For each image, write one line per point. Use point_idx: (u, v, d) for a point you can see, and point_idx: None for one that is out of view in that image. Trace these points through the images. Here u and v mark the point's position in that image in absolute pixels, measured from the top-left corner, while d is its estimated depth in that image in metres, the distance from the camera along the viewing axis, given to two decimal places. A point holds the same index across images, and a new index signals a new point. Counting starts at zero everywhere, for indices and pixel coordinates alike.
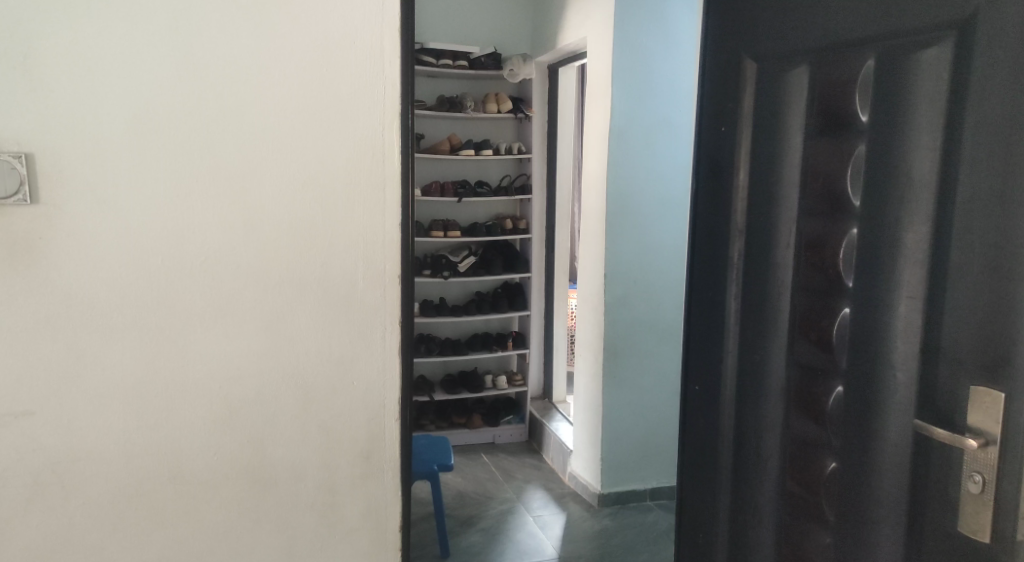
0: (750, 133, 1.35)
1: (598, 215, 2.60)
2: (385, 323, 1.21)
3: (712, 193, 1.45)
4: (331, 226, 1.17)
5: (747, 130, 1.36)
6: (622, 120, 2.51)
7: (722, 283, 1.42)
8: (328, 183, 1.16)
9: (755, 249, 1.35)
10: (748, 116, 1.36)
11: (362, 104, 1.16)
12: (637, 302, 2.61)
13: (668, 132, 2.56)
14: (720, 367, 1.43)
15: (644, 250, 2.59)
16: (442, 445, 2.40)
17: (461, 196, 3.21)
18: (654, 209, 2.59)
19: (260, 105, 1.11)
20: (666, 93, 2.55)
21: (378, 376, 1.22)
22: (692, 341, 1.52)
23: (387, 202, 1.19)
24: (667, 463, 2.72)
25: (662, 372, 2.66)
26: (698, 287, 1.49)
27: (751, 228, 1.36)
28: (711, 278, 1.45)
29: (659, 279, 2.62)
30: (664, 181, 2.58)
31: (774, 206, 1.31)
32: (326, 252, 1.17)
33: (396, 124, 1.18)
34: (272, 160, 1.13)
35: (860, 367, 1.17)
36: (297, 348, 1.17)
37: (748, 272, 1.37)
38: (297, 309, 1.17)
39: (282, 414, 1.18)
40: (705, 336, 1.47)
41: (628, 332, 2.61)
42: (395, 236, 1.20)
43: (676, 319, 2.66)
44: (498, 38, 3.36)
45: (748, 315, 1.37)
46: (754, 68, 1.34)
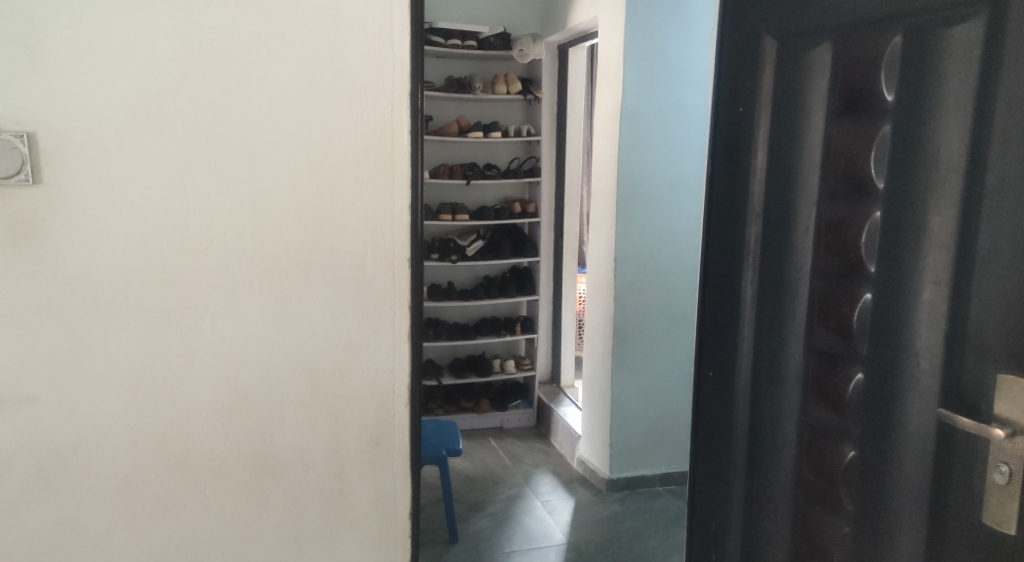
0: (769, 114, 1.32)
1: (608, 199, 2.56)
2: (394, 307, 1.18)
3: (729, 175, 1.41)
4: (340, 208, 1.14)
5: (766, 111, 1.32)
6: (633, 101, 2.46)
7: (738, 268, 1.39)
8: (336, 165, 1.13)
9: (773, 233, 1.31)
10: (767, 95, 1.32)
11: (370, 83, 1.12)
12: (647, 287, 2.58)
13: (680, 114, 2.52)
14: (735, 354, 1.40)
15: (655, 234, 2.56)
16: (450, 430, 2.38)
17: (469, 179, 3.17)
18: (666, 193, 2.55)
19: (267, 85, 1.08)
20: (679, 73, 2.50)
21: (387, 362, 1.19)
22: (706, 327, 1.48)
23: (397, 184, 1.16)
24: (678, 449, 2.69)
25: (672, 357, 2.64)
26: (713, 272, 1.46)
27: (770, 211, 1.32)
28: (727, 262, 1.42)
29: (670, 264, 2.59)
30: (676, 164, 2.54)
31: (793, 188, 1.27)
32: (334, 235, 1.14)
33: (406, 103, 1.14)
34: (279, 140, 1.10)
35: (881, 355, 1.14)
36: (305, 333, 1.15)
37: (765, 257, 1.33)
38: (305, 294, 1.14)
39: (290, 400, 1.16)
40: (720, 322, 1.44)
41: (638, 317, 2.58)
42: (404, 218, 1.17)
43: (687, 304, 2.63)
44: (507, 18, 3.31)
45: (765, 301, 1.33)
46: (774, 46, 1.30)
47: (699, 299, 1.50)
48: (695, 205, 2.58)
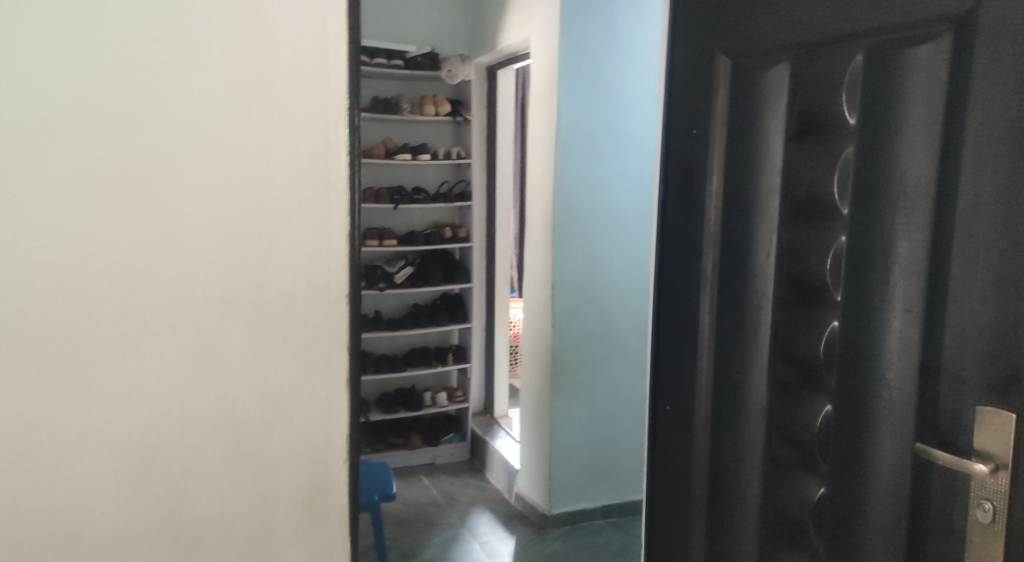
0: (724, 135, 1.27)
1: (544, 224, 2.49)
2: (330, 346, 1.06)
3: (683, 199, 1.36)
4: (267, 237, 1.01)
5: (721, 133, 1.27)
6: (568, 124, 2.41)
7: (694, 296, 1.33)
8: (263, 188, 1.00)
9: (730, 260, 1.26)
10: (721, 116, 1.27)
11: (303, 97, 1.01)
12: (586, 313, 2.51)
13: (615, 138, 2.48)
14: (693, 387, 1.33)
15: (591, 260, 2.50)
16: (382, 473, 2.24)
17: (397, 203, 3.05)
18: (601, 217, 2.50)
19: (183, 99, 0.95)
20: (613, 96, 2.46)
21: (322, 407, 1.06)
22: (662, 358, 1.42)
23: (332, 210, 1.04)
24: (620, 479, 2.63)
25: (610, 385, 2.58)
26: (668, 300, 1.40)
27: (727, 237, 1.26)
28: (683, 290, 1.36)
29: (606, 290, 2.53)
30: (612, 188, 2.50)
31: (752, 212, 1.22)
32: (261, 268, 1.01)
33: (343, 120, 1.03)
34: (197, 160, 0.97)
35: (851, 386, 1.08)
36: (226, 379, 1.01)
37: (723, 285, 1.28)
38: (227, 334, 1.01)
39: (208, 458, 1.01)
40: (677, 354, 1.38)
41: (575, 345, 2.51)
42: (341, 247, 1.05)
43: (625, 331, 2.58)
44: (435, 38, 3.24)
45: (723, 330, 1.27)
46: (729, 67, 1.25)
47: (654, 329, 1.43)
48: (631, 229, 2.54)
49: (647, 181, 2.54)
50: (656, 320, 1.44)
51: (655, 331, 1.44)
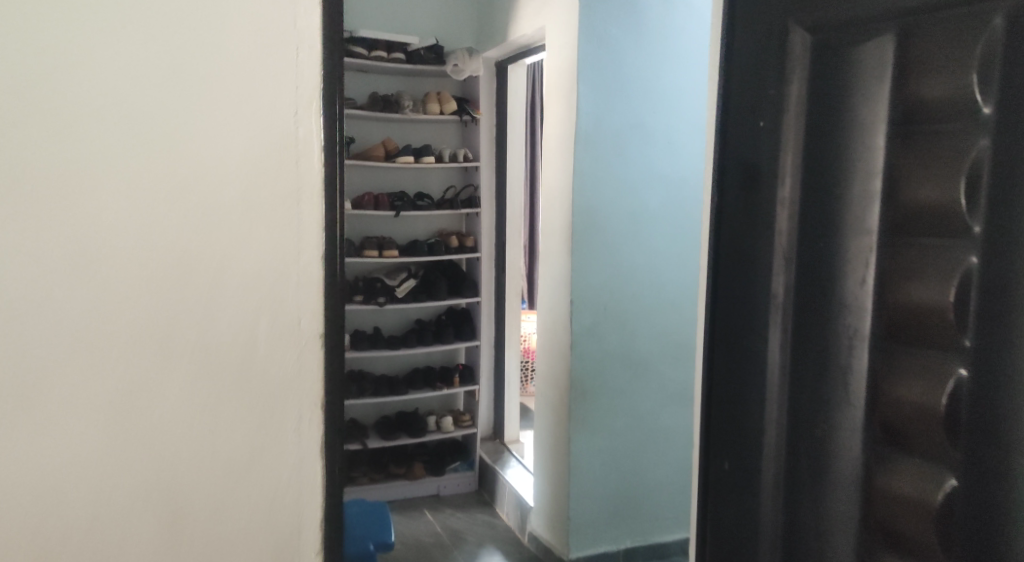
0: (801, 128, 1.01)
1: (561, 234, 2.23)
2: (301, 403, 0.80)
3: (746, 207, 1.10)
4: (214, 262, 0.76)
5: (795, 125, 1.01)
6: (588, 123, 2.15)
7: (760, 327, 1.08)
8: (208, 195, 0.75)
9: (809, 285, 1.00)
10: (796, 105, 1.01)
11: (264, 74, 0.75)
12: (607, 333, 2.26)
13: (640, 138, 2.23)
14: (761, 441, 1.08)
15: (614, 273, 2.25)
16: (377, 514, 2.10)
17: (398, 211, 2.80)
18: (624, 227, 2.24)
19: (102, 76, 0.71)
20: (637, 92, 2.21)
21: (291, 485, 0.81)
22: (718, 403, 1.17)
23: (304, 223, 0.78)
24: (644, 517, 2.38)
25: (635, 413, 2.32)
26: (726, 331, 1.15)
27: (806, 255, 1.01)
28: (745, 319, 1.11)
29: (630, 308, 2.28)
30: (636, 194, 2.25)
31: (839, 225, 0.96)
32: (207, 301, 0.76)
33: (317, 105, 0.78)
34: (118, 159, 0.72)
35: (983, 457, 0.82)
36: (158, 449, 0.76)
37: (799, 316, 1.02)
38: (160, 392, 0.76)
39: (137, 551, 0.77)
40: (740, 398, 1.12)
41: (596, 369, 2.25)
42: (315, 273, 0.79)
43: (651, 353, 2.32)
44: (439, 30, 3.00)
45: (801, 374, 1.02)
46: (806, 39, 0.99)
47: (706, 364, 1.19)
48: (657, 239, 2.29)
49: (675, 188, 2.29)
50: (711, 355, 1.18)
51: (708, 368, 1.18)
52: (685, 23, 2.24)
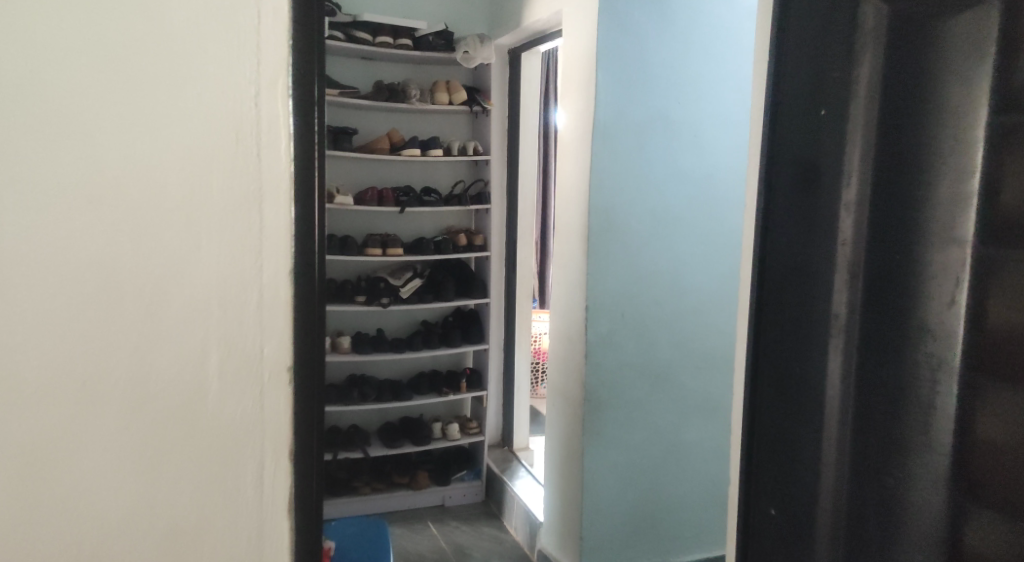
0: (871, 119, 0.85)
1: (577, 234, 2.07)
2: (263, 451, 0.64)
3: (802, 212, 0.94)
4: (154, 276, 0.61)
5: (863, 116, 0.85)
6: (608, 113, 1.99)
7: (818, 353, 0.92)
8: (145, 195, 0.60)
9: (882, 306, 0.85)
10: (864, 92, 0.85)
11: (214, 43, 0.60)
12: (625, 341, 2.09)
13: (664, 131, 2.06)
14: (816, 484, 0.92)
15: (633, 276, 2.08)
16: (373, 535, 1.97)
17: (403, 206, 2.64)
18: (645, 227, 2.08)
19: (15, 50, 0.58)
20: (662, 82, 2.05)
21: (248, 556, 0.65)
22: (765, 439, 1.00)
23: (267, 227, 0.63)
24: (662, 536, 2.22)
25: (653, 426, 2.16)
26: (777, 355, 0.99)
27: (876, 270, 0.85)
28: (801, 342, 0.95)
29: (650, 314, 2.12)
30: (658, 192, 2.08)
31: (919, 234, 0.81)
32: (144, 327, 0.61)
33: (282, 82, 0.62)
34: (36, 153, 0.59)
35: None
36: (85, 505, 0.62)
37: (869, 341, 0.86)
38: (85, 439, 0.61)
39: None
40: (790, 432, 0.97)
41: (613, 379, 2.09)
42: (281, 289, 0.64)
43: (672, 362, 2.16)
44: (449, 16, 2.83)
45: (870, 409, 0.86)
46: (880, 11, 0.83)
47: (750, 392, 1.02)
48: (680, 240, 2.12)
49: (700, 185, 2.13)
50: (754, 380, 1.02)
51: (750, 397, 1.02)
52: (714, 6, 2.06)
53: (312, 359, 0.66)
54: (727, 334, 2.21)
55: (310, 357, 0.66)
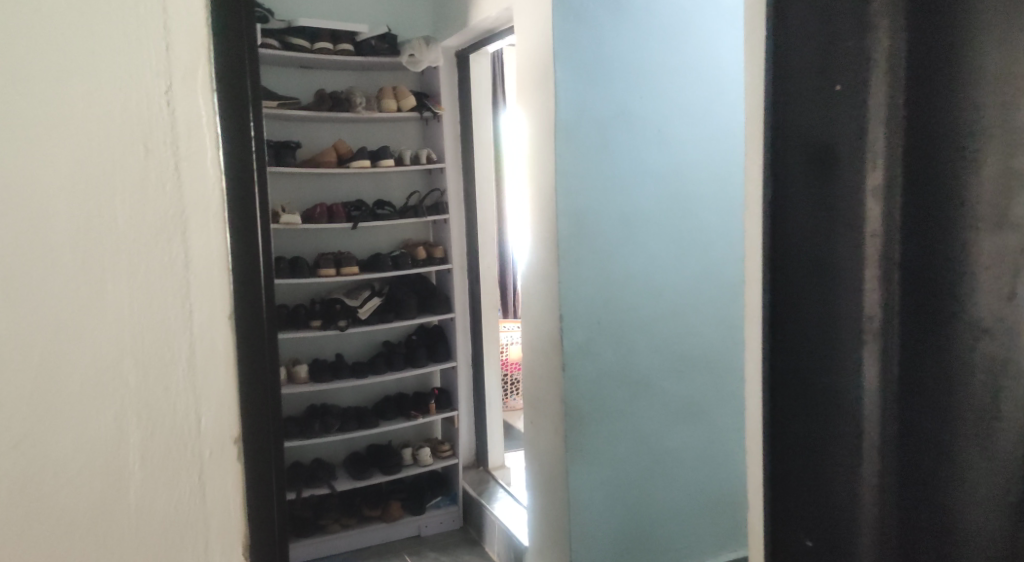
0: (899, 60, 0.62)
1: (545, 239, 1.94)
2: (208, 545, 0.50)
3: (818, 203, 0.70)
4: (47, 330, 0.47)
5: (885, 58, 0.63)
6: (569, 111, 1.86)
7: (850, 380, 0.68)
8: (30, 225, 0.46)
9: (936, 312, 0.61)
10: (886, 30, 0.62)
11: (109, 28, 0.47)
12: (603, 349, 1.97)
13: (628, 126, 1.96)
14: (855, 532, 0.68)
15: (606, 281, 1.96)
16: None
17: (356, 222, 2.48)
18: (616, 229, 1.97)
19: None
20: (622, 74, 1.94)
21: None
22: (783, 476, 0.76)
23: (194, 260, 0.49)
24: (655, 552, 2.10)
25: (638, 436, 2.04)
26: (794, 381, 0.74)
27: (916, 247, 0.62)
28: (826, 366, 0.70)
29: (627, 319, 2.00)
30: (626, 190, 1.97)
31: (971, 194, 0.59)
32: (41, 397, 0.47)
33: (202, 73, 0.48)
34: None
35: None
36: None
37: (918, 358, 0.63)
38: None
39: None
40: (818, 466, 0.71)
41: (593, 391, 1.96)
42: (218, 339, 0.50)
43: (652, 367, 2.04)
44: (390, 19, 2.69)
45: (923, 446, 0.63)
46: None
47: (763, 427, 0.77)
48: (652, 239, 2.02)
49: (668, 180, 2.02)
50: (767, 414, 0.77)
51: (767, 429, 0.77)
52: None
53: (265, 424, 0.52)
54: (704, 333, 2.12)
55: (262, 421, 0.52)
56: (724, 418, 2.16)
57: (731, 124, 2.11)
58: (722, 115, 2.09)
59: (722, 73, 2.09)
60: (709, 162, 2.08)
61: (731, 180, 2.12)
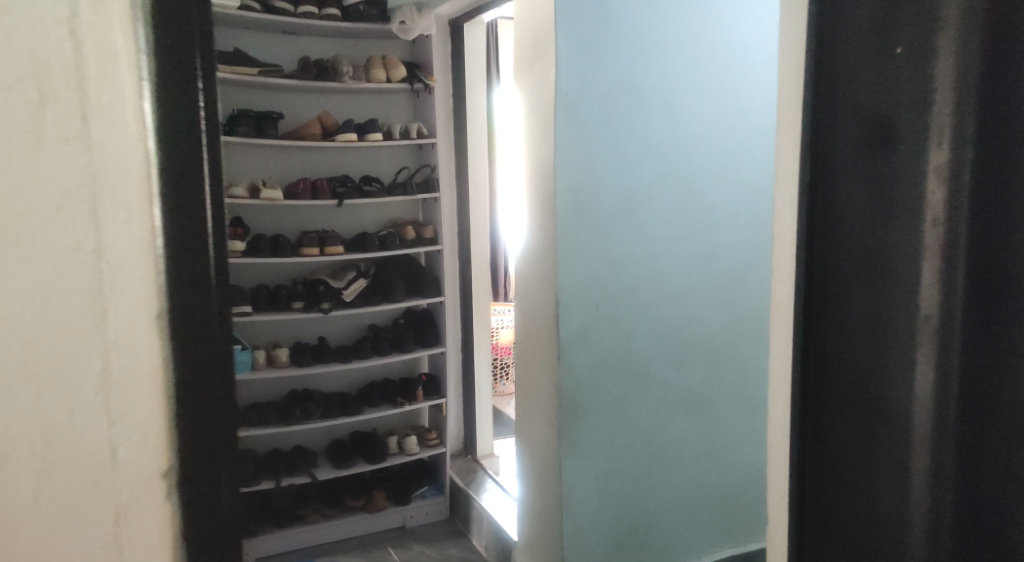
0: None
1: (543, 219, 1.83)
2: None
3: (871, 163, 0.52)
4: None
5: None
6: (571, 83, 1.74)
7: (902, 370, 0.51)
8: None
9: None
10: None
11: None
12: (602, 337, 1.86)
13: (632, 101, 1.83)
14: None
15: (606, 265, 1.85)
16: None
17: (340, 198, 2.35)
18: (618, 210, 1.85)
19: None
20: (628, 45, 1.81)
21: None
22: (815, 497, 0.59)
23: (109, 251, 0.38)
24: (649, 548, 2.01)
25: (636, 430, 1.94)
26: (831, 381, 0.57)
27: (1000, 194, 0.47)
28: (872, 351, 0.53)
29: (626, 306, 1.89)
30: (629, 169, 1.85)
31: None
32: None
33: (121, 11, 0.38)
34: None
35: None
36: None
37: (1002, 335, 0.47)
38: None
39: None
40: (857, 487, 0.55)
41: (591, 382, 1.85)
42: (142, 348, 0.39)
43: (651, 357, 1.94)
44: None
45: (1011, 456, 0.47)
46: None
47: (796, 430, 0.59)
48: (654, 221, 1.90)
49: (673, 160, 1.90)
50: (794, 423, 0.60)
51: (796, 436, 0.59)
52: None
53: (212, 441, 0.42)
54: (706, 320, 2.01)
55: (205, 438, 0.42)
56: (724, 410, 2.07)
57: (739, 98, 1.98)
58: (732, 92, 1.97)
59: (733, 46, 1.96)
60: (715, 138, 1.96)
61: (737, 159, 2.00)
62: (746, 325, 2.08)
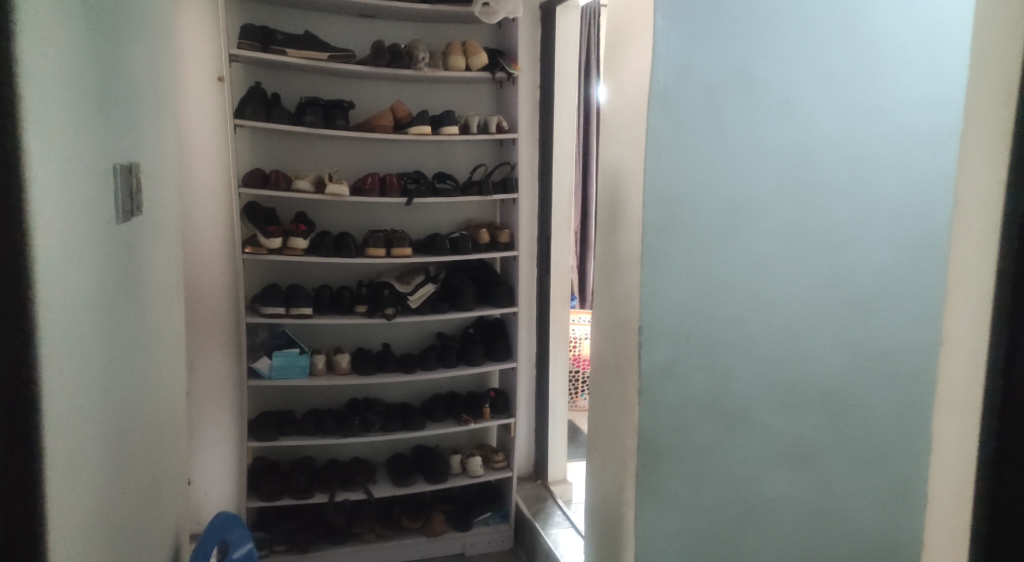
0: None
1: (628, 230, 1.60)
2: None
3: None
4: None
5: None
6: (670, 71, 1.50)
7: None
8: None
9: None
10: None
11: None
12: (694, 371, 1.60)
13: (744, 96, 1.54)
14: None
15: (701, 287, 1.58)
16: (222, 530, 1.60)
17: (410, 196, 2.16)
18: (717, 222, 1.57)
19: None
20: (743, 29, 1.52)
21: None
22: None
23: None
24: None
25: (732, 482, 1.64)
26: None
27: None
28: None
29: (724, 336, 1.61)
30: (736, 174, 1.56)
31: None
32: None
33: None
34: None
35: None
36: None
37: None
38: None
39: None
40: None
41: (678, 422, 1.60)
42: None
43: (751, 399, 1.63)
44: None
45: None
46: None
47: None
48: (766, 238, 1.59)
49: (792, 166, 1.58)
50: None
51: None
52: None
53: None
54: (819, 356, 1.65)
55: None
56: (842, 467, 1.68)
57: (899, 91, 1.60)
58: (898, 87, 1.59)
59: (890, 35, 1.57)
60: (845, 142, 1.59)
61: (884, 163, 1.60)
62: (887, 366, 1.66)
